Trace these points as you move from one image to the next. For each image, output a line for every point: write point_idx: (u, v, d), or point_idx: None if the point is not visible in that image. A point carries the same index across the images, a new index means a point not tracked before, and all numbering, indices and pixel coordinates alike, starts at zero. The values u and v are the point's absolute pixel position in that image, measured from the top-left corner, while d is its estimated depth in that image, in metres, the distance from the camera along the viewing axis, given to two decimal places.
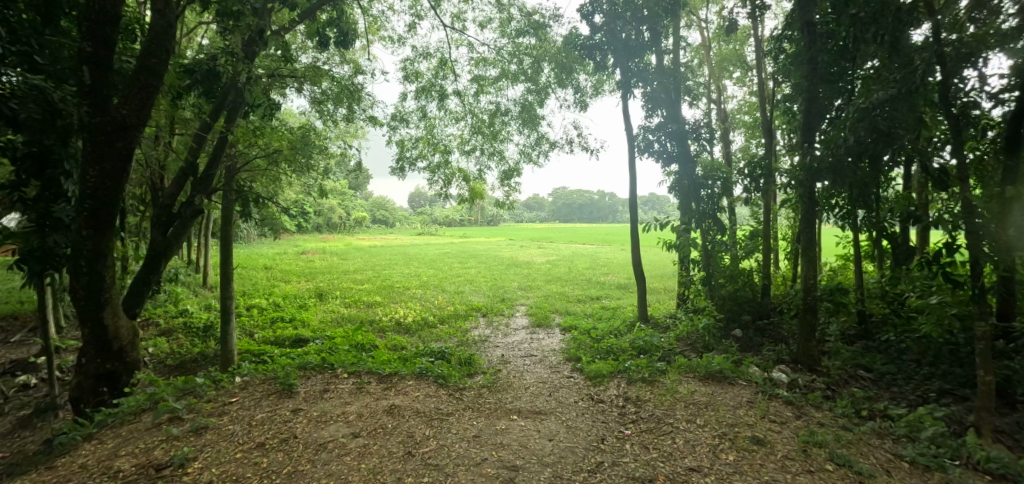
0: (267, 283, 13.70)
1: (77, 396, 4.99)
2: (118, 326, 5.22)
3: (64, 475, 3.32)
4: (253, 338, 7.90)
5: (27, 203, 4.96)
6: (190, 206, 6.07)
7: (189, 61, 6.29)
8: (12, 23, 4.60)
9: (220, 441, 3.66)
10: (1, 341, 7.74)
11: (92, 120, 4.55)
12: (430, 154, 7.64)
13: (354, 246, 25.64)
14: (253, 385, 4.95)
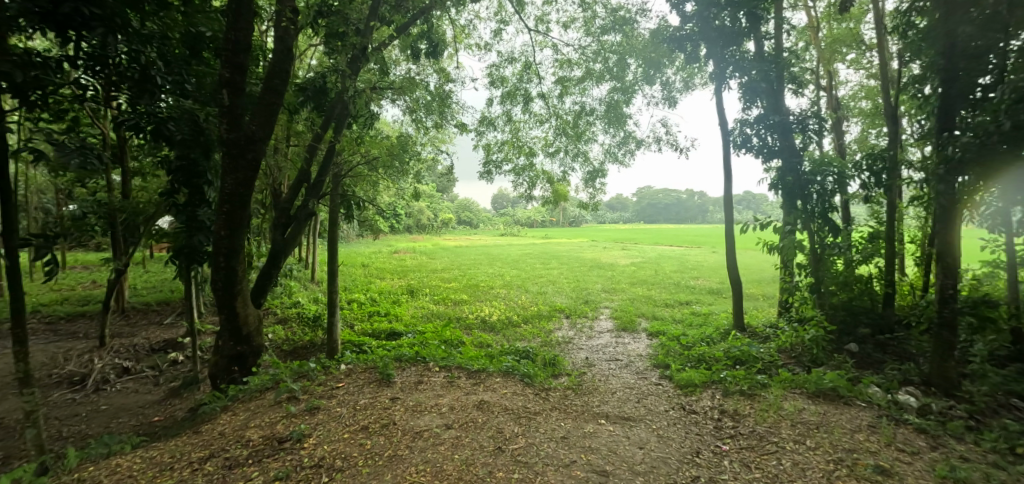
0: (365, 280, 14.73)
1: (215, 373, 5.73)
2: (247, 313, 5.91)
3: (208, 440, 3.85)
4: (354, 330, 8.55)
5: (179, 207, 5.79)
6: (304, 208, 6.72)
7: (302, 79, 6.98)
8: (169, 56, 5.42)
9: (330, 421, 4.01)
10: (158, 323, 9.13)
11: (229, 136, 5.22)
12: (515, 156, 7.75)
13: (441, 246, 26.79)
14: (355, 373, 5.36)
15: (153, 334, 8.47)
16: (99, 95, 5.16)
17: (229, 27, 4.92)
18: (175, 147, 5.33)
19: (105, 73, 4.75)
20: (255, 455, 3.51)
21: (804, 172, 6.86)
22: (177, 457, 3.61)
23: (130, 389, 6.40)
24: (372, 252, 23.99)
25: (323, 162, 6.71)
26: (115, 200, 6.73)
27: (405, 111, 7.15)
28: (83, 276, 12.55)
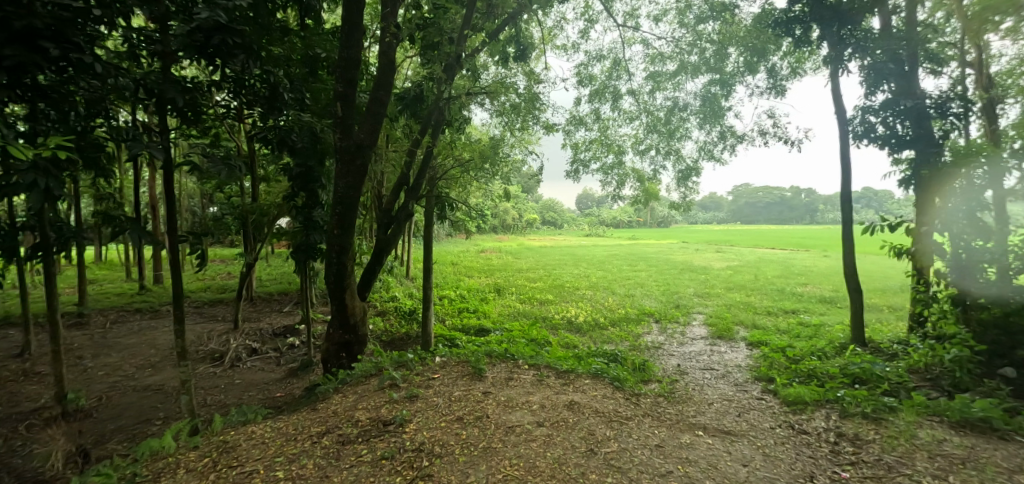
0: (455, 277, 15.32)
1: (327, 358, 6.30)
2: (354, 305, 6.40)
3: (324, 417, 4.25)
4: (446, 325, 8.94)
5: (298, 209, 6.44)
6: (404, 208, 7.13)
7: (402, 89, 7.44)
8: (292, 76, 6.07)
9: (429, 410, 4.23)
10: (278, 311, 10.23)
11: (341, 143, 5.71)
12: (603, 155, 7.60)
13: (526, 246, 27.08)
14: (450, 365, 5.60)
15: (275, 320, 9.52)
16: (236, 112, 5.90)
17: (343, 46, 5.39)
18: (296, 155, 5.95)
19: (242, 93, 5.42)
20: (364, 434, 3.82)
21: (946, 163, 6.04)
22: (299, 430, 4.02)
23: (257, 367, 7.24)
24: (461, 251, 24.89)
25: (420, 165, 7.08)
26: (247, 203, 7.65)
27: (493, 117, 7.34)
28: (219, 268, 14.42)
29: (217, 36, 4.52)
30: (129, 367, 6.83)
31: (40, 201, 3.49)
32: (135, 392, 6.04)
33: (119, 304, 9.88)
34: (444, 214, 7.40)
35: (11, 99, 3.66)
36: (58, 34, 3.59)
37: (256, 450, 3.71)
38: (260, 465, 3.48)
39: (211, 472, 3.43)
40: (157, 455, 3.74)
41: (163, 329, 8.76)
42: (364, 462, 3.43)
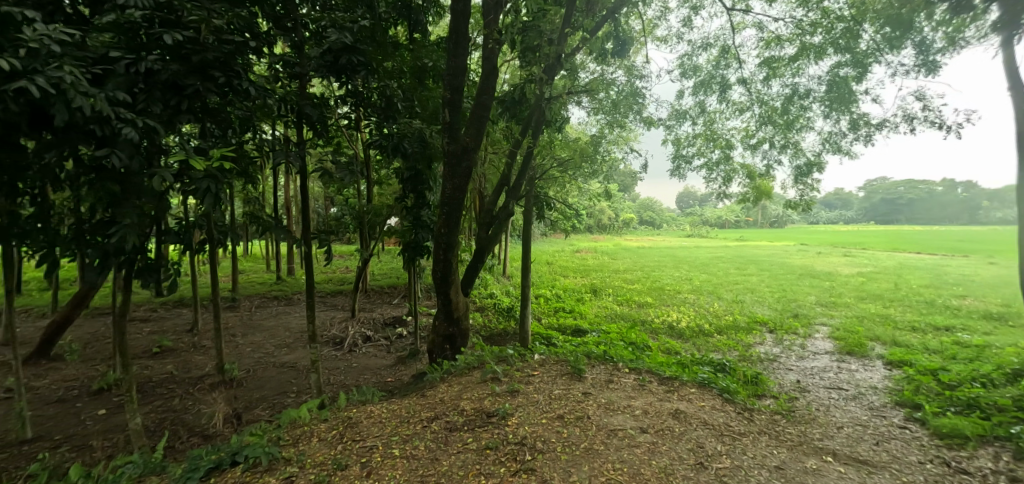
0: (550, 276, 15.37)
1: (433, 349, 6.66)
2: (457, 299, 6.68)
3: (433, 403, 4.50)
4: (542, 323, 9.01)
5: (409, 209, 6.88)
6: (505, 209, 7.28)
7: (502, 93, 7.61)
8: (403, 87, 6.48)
9: (529, 405, 4.29)
10: (388, 303, 11.06)
11: (449, 147, 6.01)
12: (709, 151, 7.11)
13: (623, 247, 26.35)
14: (548, 364, 5.62)
15: (386, 311, 10.30)
16: (356, 122, 6.45)
17: (451, 55, 5.66)
18: (408, 160, 6.37)
19: (362, 105, 5.94)
20: (469, 423, 3.99)
21: None
22: (411, 413, 4.31)
23: (371, 353, 7.89)
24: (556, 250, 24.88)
25: (521, 166, 7.21)
26: (364, 203, 8.35)
27: (591, 114, 7.23)
28: (339, 263, 15.93)
29: (345, 56, 5.18)
30: (269, 346, 7.82)
31: (214, 203, 4.16)
32: (275, 368, 6.91)
33: (261, 291, 11.34)
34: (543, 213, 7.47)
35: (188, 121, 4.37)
36: (225, 63, 4.28)
37: (375, 428, 4.05)
38: (380, 441, 3.78)
39: (339, 443, 3.80)
40: (295, 424, 4.24)
41: (295, 315, 9.89)
42: (470, 450, 3.58)
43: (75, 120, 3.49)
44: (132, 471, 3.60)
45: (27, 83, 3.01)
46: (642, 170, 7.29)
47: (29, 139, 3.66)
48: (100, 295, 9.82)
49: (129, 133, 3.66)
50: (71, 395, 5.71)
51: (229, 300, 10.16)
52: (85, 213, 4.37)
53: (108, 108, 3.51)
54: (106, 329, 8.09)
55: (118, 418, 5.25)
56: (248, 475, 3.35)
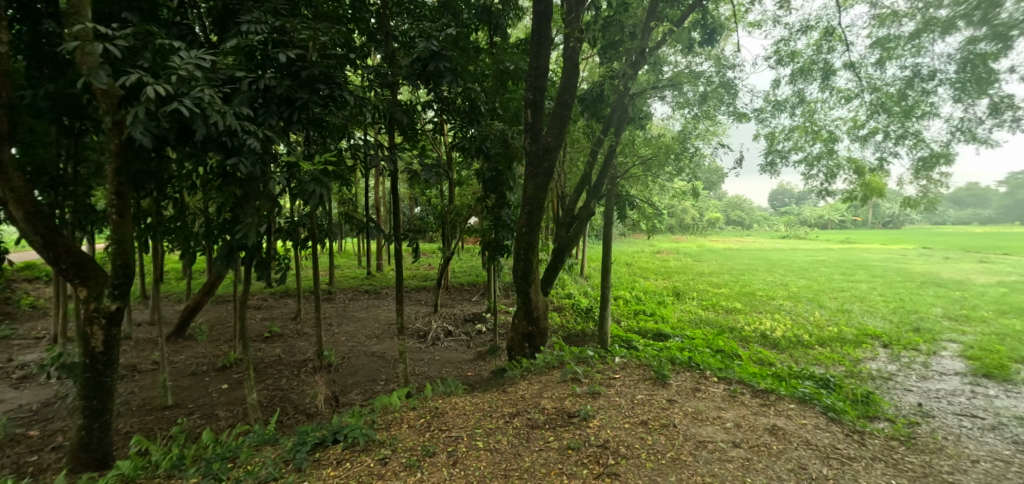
0: (630, 278, 14.93)
1: (512, 346, 6.74)
2: (537, 298, 6.70)
3: (514, 400, 4.57)
4: (621, 326, 8.79)
5: (490, 209, 7.02)
6: (586, 208, 7.03)
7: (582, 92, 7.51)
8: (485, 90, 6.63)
9: (611, 409, 4.20)
10: (468, 299, 11.38)
11: (531, 147, 6.06)
12: (808, 144, 6.50)
13: (708, 248, 24.95)
14: (630, 367, 5.46)
15: (467, 307, 10.61)
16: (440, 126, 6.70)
17: (533, 56, 5.70)
18: (490, 161, 6.49)
19: (447, 108, 6.15)
20: (550, 421, 3.99)
21: None
22: (493, 408, 4.40)
23: (453, 347, 8.17)
24: (635, 251, 24.12)
25: (602, 166, 7.06)
26: (448, 203, 8.65)
27: (674, 109, 6.86)
28: (422, 260, 16.65)
29: (433, 62, 5.38)
30: (360, 336, 8.37)
31: (321, 204, 4.64)
32: (366, 356, 7.39)
33: (354, 285, 12.17)
34: (624, 213, 7.27)
35: (296, 130, 4.81)
36: (328, 76, 4.74)
37: (460, 419, 4.18)
38: (464, 433, 3.91)
39: (427, 430, 3.98)
40: (386, 410, 4.51)
41: (384, 308, 10.50)
42: (552, 449, 3.57)
43: (212, 134, 4.04)
44: (251, 441, 4.06)
45: (180, 104, 3.53)
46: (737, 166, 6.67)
47: (175, 150, 4.27)
48: (222, 284, 11.09)
49: (253, 143, 4.18)
50: (202, 370, 6.54)
51: (327, 292, 11.02)
52: (215, 212, 5.00)
53: (238, 122, 4.03)
54: (226, 315, 9.13)
55: (238, 392, 5.92)
56: (348, 453, 3.63)
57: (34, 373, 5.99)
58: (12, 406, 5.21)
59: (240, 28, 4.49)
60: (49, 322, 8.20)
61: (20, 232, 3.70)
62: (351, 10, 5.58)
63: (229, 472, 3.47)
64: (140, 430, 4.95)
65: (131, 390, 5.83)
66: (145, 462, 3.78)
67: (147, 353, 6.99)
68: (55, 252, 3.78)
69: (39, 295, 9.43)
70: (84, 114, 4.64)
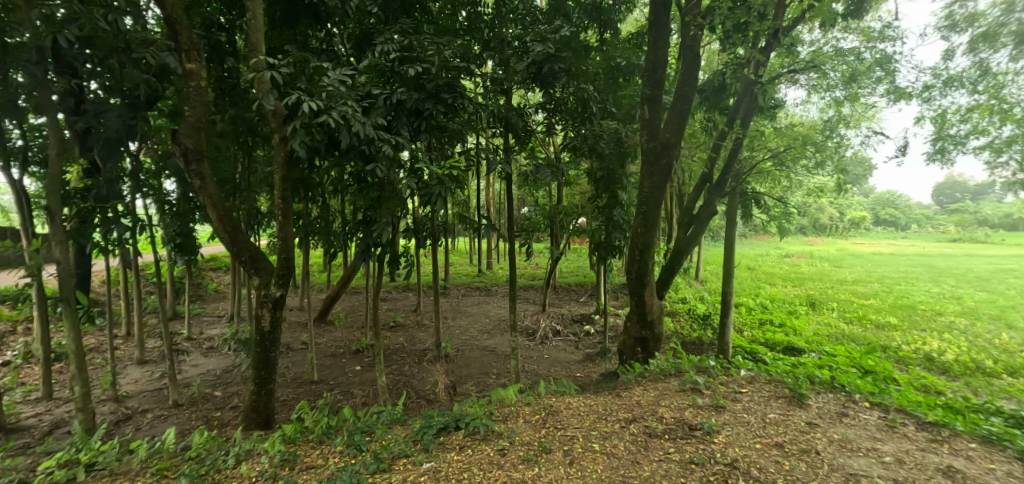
0: (754, 284, 13.60)
1: (623, 350, 6.52)
2: (652, 302, 6.40)
3: (630, 405, 4.47)
4: (743, 336, 8.09)
5: (602, 209, 6.89)
6: (708, 207, 6.52)
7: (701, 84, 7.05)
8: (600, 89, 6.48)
9: (739, 425, 3.90)
10: (576, 300, 11.32)
11: (648, 145, 5.84)
12: (994, 127, 5.36)
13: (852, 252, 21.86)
14: (759, 382, 4.97)
15: (574, 308, 10.56)
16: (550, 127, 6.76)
17: (650, 49, 5.50)
18: (602, 161, 6.37)
19: (559, 109, 6.20)
20: (669, 432, 3.82)
21: None
22: (608, 411, 4.35)
23: (561, 346, 8.18)
24: (760, 255, 21.91)
25: (726, 162, 6.49)
26: (557, 204, 8.68)
27: (810, 93, 6.15)
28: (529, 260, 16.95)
29: (548, 65, 5.50)
30: (473, 330, 8.80)
31: (444, 204, 5.03)
32: (479, 350, 7.74)
33: (467, 282, 12.80)
34: (752, 213, 6.63)
35: (422, 137, 5.21)
36: (451, 86, 5.10)
37: (575, 419, 4.19)
38: (580, 433, 3.91)
39: (542, 427, 4.06)
40: (503, 403, 4.70)
41: (494, 304, 10.89)
42: (673, 460, 3.43)
43: (354, 142, 4.60)
44: (384, 419, 4.51)
45: (329, 116, 4.09)
46: (901, 152, 5.86)
47: (324, 156, 4.91)
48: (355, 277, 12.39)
49: (386, 149, 4.67)
50: (341, 352, 7.39)
51: (442, 288, 11.74)
52: (353, 213, 5.65)
53: (374, 131, 4.53)
54: (358, 305, 10.20)
55: (370, 374, 6.61)
56: (468, 440, 3.85)
57: (218, 345, 7.27)
58: (203, 371, 6.40)
59: (377, 48, 5.03)
60: (226, 304, 9.89)
61: (214, 228, 4.57)
62: (467, 20, 6.00)
63: (368, 445, 3.90)
64: (294, 399, 5.78)
65: (287, 366, 6.81)
66: (302, 427, 4.39)
67: (298, 334, 8.11)
68: (238, 245, 4.56)
69: (218, 282, 11.40)
70: (255, 131, 5.54)
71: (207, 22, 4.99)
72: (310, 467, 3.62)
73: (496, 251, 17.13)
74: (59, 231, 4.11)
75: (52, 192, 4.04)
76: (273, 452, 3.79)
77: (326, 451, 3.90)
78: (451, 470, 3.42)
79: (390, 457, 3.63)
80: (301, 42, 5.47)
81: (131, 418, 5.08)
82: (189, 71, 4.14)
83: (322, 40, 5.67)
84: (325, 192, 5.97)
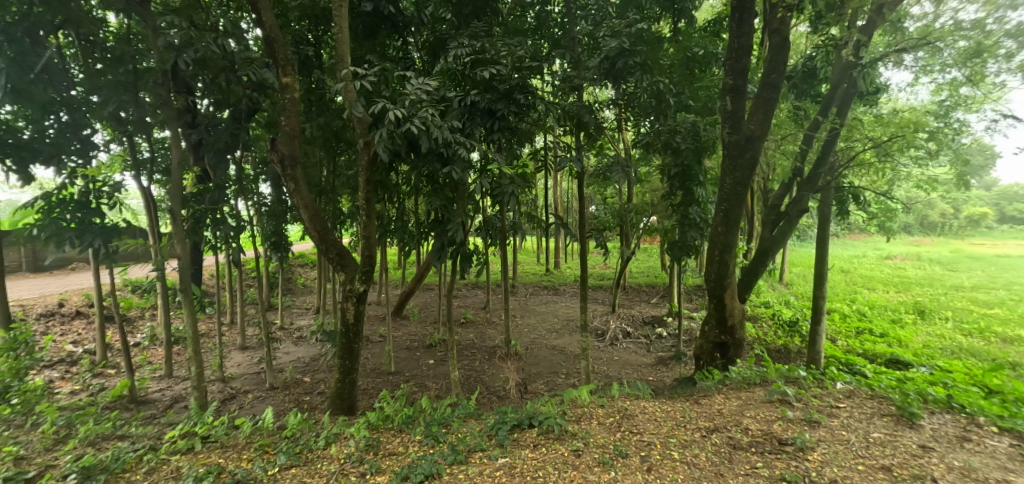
0: (849, 289, 12.33)
1: (700, 355, 6.18)
2: (734, 306, 5.99)
3: (711, 414, 4.24)
4: (837, 345, 7.37)
5: (677, 207, 6.58)
6: (797, 204, 5.96)
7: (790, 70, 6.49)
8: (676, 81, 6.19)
9: (837, 443, 3.55)
10: (648, 301, 10.96)
11: (730, 138, 5.47)
12: None
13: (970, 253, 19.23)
14: (859, 397, 4.47)
15: (645, 309, 10.22)
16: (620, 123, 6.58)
17: (733, 36, 5.17)
18: (677, 156, 6.07)
19: (631, 104, 6.02)
20: (756, 445, 3.57)
21: None
22: (687, 418, 4.17)
23: (632, 349, 7.93)
24: (857, 255, 19.86)
25: (818, 155, 5.96)
26: (627, 202, 8.44)
27: (920, 74, 5.47)
28: (598, 259, 16.68)
29: (621, 60, 5.30)
30: (542, 329, 8.83)
31: (516, 203, 5.13)
32: (548, 349, 7.74)
33: (535, 281, 12.85)
34: (849, 210, 5.98)
35: (494, 139, 5.32)
36: (524, 86, 5.15)
37: (651, 425, 4.07)
38: (657, 439, 3.78)
39: (617, 430, 3.98)
40: (575, 403, 4.67)
41: (562, 304, 10.84)
42: (761, 476, 3.19)
43: (432, 146, 4.80)
44: (459, 413, 4.66)
45: (412, 123, 4.31)
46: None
47: (403, 159, 5.16)
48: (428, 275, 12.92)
49: (462, 151, 4.82)
50: (415, 346, 7.75)
51: (510, 286, 11.90)
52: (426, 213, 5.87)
53: (450, 134, 4.71)
54: (431, 301, 10.64)
55: (443, 368, 6.86)
56: (542, 438, 3.86)
57: (307, 335, 7.93)
58: (294, 358, 7.02)
59: (450, 53, 5.17)
60: (314, 298, 10.75)
61: (306, 228, 4.97)
62: (535, 20, 6.06)
63: (445, 437, 4.05)
64: (374, 388, 6.14)
65: (368, 357, 7.26)
66: (384, 415, 4.66)
67: (376, 327, 8.61)
68: (326, 242, 4.94)
69: (307, 277, 12.39)
70: (340, 137, 5.95)
71: (298, 39, 5.43)
72: (392, 453, 3.82)
73: (564, 250, 17.05)
74: (180, 230, 4.71)
75: (174, 196, 4.62)
76: (359, 437, 4.05)
77: (406, 439, 4.11)
78: (526, 467, 3.44)
79: (467, 450, 3.75)
80: (380, 52, 5.79)
81: (235, 397, 5.71)
82: (285, 85, 4.49)
83: (399, 48, 5.96)
84: (401, 193, 6.26)
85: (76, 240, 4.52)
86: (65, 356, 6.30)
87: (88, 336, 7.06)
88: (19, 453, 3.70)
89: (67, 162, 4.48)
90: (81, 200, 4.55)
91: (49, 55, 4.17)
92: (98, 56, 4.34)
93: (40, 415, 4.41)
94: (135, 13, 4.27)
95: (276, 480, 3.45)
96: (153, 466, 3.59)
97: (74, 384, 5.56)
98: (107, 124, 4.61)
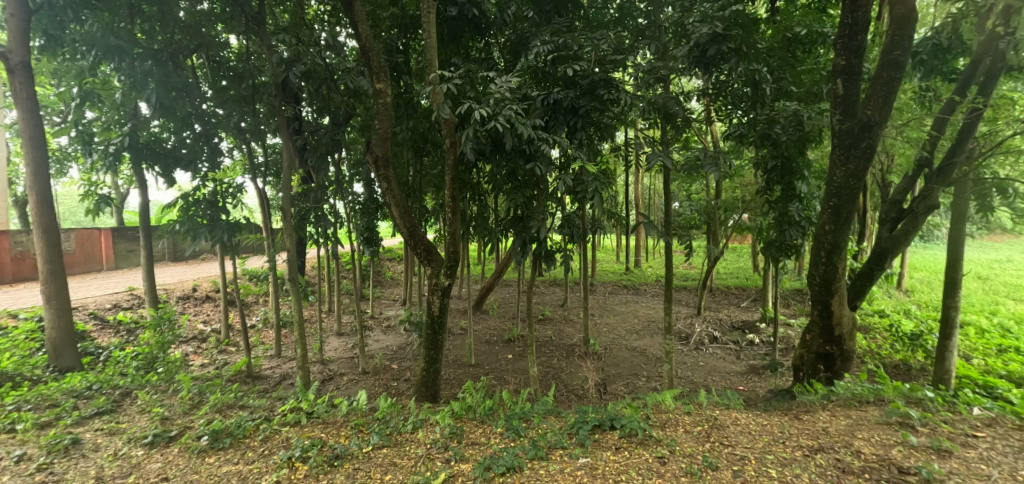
0: (987, 299, 10.58)
1: (800, 365, 5.61)
2: (842, 313, 5.35)
3: (813, 433, 3.85)
4: (971, 363, 6.36)
5: (774, 203, 6.02)
6: (925, 199, 5.23)
7: (915, 45, 5.64)
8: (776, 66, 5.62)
9: (972, 477, 3.05)
10: (739, 305, 10.22)
11: (841, 126, 4.88)
12: None
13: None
14: (1006, 426, 3.79)
15: (734, 313, 9.55)
16: (708, 114, 6.13)
17: (845, 10, 4.60)
18: (777, 147, 5.52)
19: (722, 93, 5.58)
20: (870, 473, 3.17)
21: None
22: (787, 435, 3.82)
23: (720, 355, 7.43)
24: (1000, 260, 17.02)
25: (952, 141, 5.18)
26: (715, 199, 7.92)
27: None
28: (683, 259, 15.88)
29: (714, 47, 4.89)
30: (622, 329, 8.60)
31: (600, 200, 5.01)
32: (628, 350, 7.53)
33: (614, 280, 12.55)
34: (992, 206, 5.08)
35: (576, 134, 5.23)
36: (607, 80, 5.02)
37: (745, 437, 3.79)
38: (752, 454, 3.51)
39: (706, 440, 3.76)
40: (660, 408, 4.48)
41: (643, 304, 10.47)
42: None
43: (515, 144, 4.85)
44: (539, 409, 4.68)
45: (497, 122, 4.37)
46: None
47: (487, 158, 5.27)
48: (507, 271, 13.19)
49: (545, 148, 4.84)
50: (494, 340, 7.95)
51: (589, 285, 11.73)
52: (506, 210, 5.92)
53: (534, 131, 4.73)
54: (509, 296, 10.85)
55: (521, 363, 6.97)
56: (625, 442, 3.76)
57: (395, 325, 8.48)
58: (383, 345, 7.56)
59: (532, 51, 5.14)
60: (399, 290, 11.45)
61: (397, 225, 5.24)
62: (618, 13, 5.80)
63: (526, 432, 4.10)
64: (455, 379, 6.40)
65: (450, 348, 7.58)
66: (467, 404, 4.81)
67: (458, 320, 8.96)
68: (414, 239, 5.16)
69: (395, 271, 13.24)
70: (426, 138, 6.23)
71: (389, 47, 5.75)
72: (474, 442, 3.95)
73: (645, 249, 16.47)
74: (289, 225, 5.23)
75: (285, 194, 5.15)
76: (443, 425, 4.23)
77: (488, 430, 4.22)
78: (609, 469, 3.38)
79: (548, 446, 3.77)
80: (464, 54, 5.93)
81: (332, 379, 6.28)
82: (378, 90, 4.75)
83: (481, 49, 6.07)
84: (482, 191, 6.41)
85: (208, 235, 5.19)
86: (198, 334, 7.35)
87: (215, 317, 8.19)
88: (165, 414, 4.39)
89: (201, 168, 5.36)
90: (211, 199, 5.22)
91: (186, 75, 4.89)
92: (223, 75, 5.01)
93: (179, 383, 5.19)
94: (253, 33, 4.80)
95: (370, 457, 3.72)
96: (267, 435, 4.06)
97: (204, 358, 6.48)
98: (231, 133, 5.26)
